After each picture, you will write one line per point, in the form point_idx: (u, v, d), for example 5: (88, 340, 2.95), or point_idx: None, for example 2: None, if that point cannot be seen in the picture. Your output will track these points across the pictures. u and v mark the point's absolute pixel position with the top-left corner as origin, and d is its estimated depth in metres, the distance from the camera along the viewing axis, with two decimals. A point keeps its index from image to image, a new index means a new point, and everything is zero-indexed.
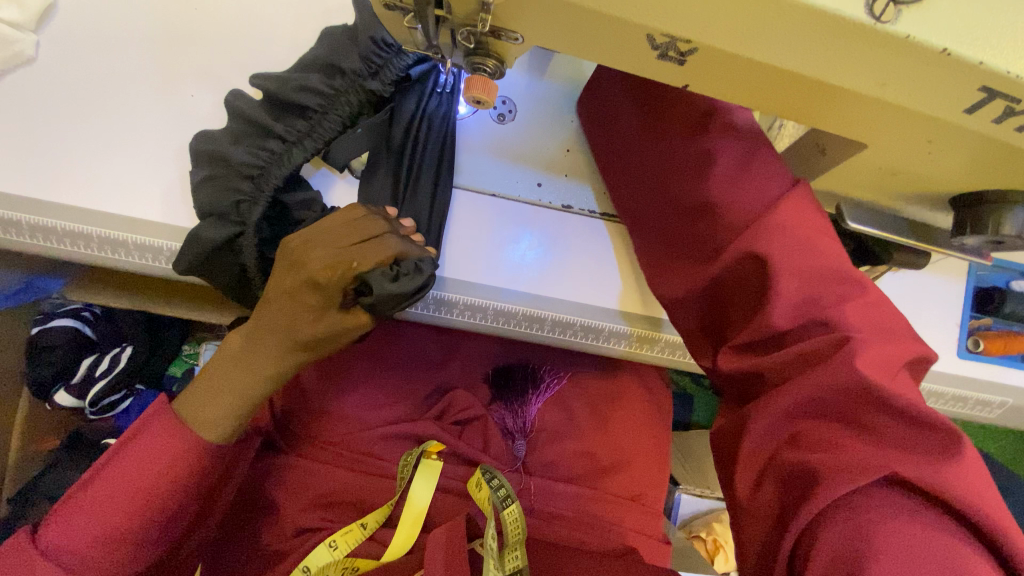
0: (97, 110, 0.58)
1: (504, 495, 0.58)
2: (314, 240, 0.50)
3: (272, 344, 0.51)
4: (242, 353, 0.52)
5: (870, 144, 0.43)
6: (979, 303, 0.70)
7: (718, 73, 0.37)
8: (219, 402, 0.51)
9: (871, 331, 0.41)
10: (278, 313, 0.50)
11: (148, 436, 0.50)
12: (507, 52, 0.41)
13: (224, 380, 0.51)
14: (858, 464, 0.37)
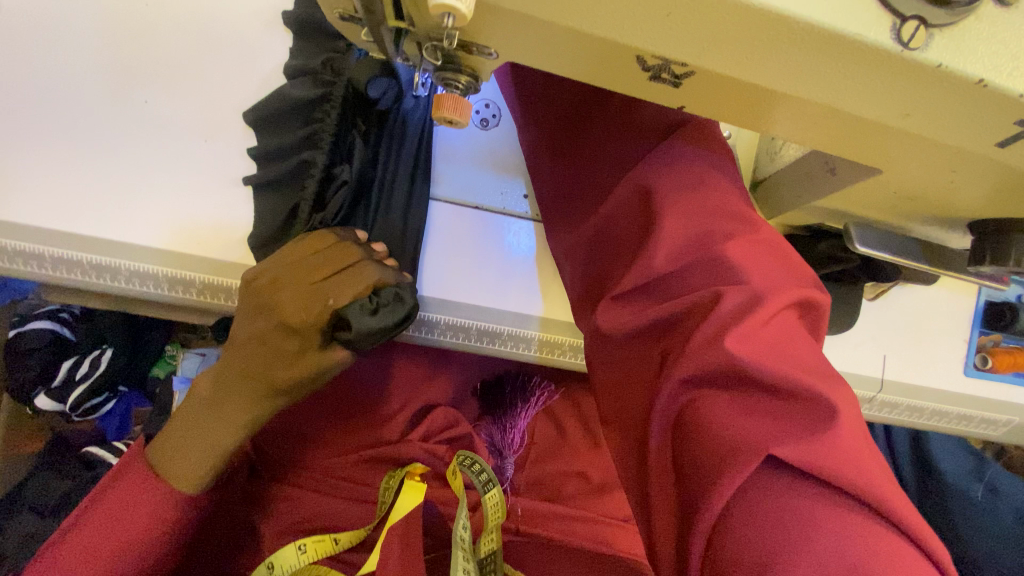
0: (43, 116, 0.53)
1: (485, 480, 0.59)
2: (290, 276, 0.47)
3: (250, 389, 0.47)
4: (214, 398, 0.48)
5: (882, 170, 0.39)
6: (989, 319, 0.66)
7: (717, 97, 0.33)
8: (190, 454, 0.47)
9: (755, 280, 0.38)
10: (255, 356, 0.47)
11: (128, 480, 0.47)
12: (481, 67, 0.37)
13: (200, 426, 0.48)
14: (734, 445, 0.33)
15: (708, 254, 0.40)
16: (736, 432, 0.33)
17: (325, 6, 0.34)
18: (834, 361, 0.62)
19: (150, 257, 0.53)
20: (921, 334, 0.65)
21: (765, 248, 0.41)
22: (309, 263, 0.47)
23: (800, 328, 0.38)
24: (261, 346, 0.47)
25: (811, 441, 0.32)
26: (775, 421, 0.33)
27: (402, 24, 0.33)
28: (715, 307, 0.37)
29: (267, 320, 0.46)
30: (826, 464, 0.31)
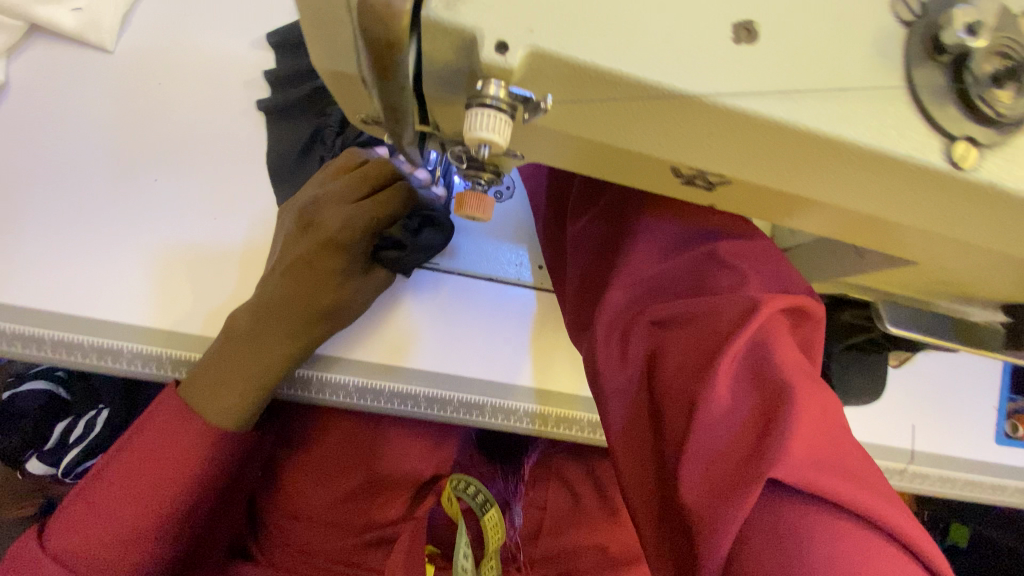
0: (52, 195, 0.52)
1: (481, 502, 0.61)
2: (347, 203, 0.49)
3: (289, 316, 0.47)
4: (256, 328, 0.47)
5: (916, 262, 0.38)
6: (1016, 382, 0.64)
7: (751, 201, 0.32)
8: (231, 386, 0.46)
9: (736, 287, 0.36)
10: (301, 281, 0.47)
11: (150, 431, 0.45)
12: (504, 162, 0.35)
13: (235, 359, 0.47)
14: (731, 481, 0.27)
15: (702, 277, 0.38)
16: (735, 432, 0.28)
17: (349, 112, 0.32)
18: (862, 432, 0.60)
19: (153, 339, 0.51)
20: (947, 401, 0.63)
21: (742, 256, 0.39)
22: (358, 189, 0.49)
23: (791, 336, 0.34)
24: (309, 271, 0.48)
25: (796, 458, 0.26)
26: (756, 392, 0.30)
27: (426, 128, 0.32)
28: (716, 311, 0.34)
29: (312, 238, 0.48)
30: (813, 474, 0.26)
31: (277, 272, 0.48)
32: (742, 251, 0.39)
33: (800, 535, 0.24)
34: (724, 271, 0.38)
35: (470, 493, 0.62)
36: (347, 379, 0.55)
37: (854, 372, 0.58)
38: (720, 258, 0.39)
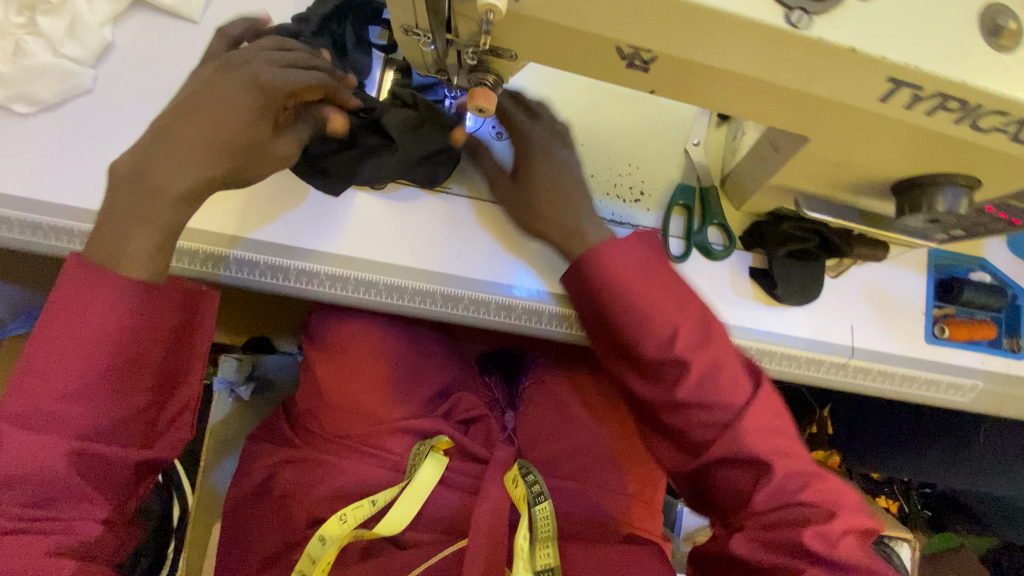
0: (142, 129, 0.65)
1: (537, 492, 0.65)
2: (257, 70, 0.52)
3: (203, 167, 0.50)
4: (152, 172, 0.48)
5: (810, 138, 0.51)
6: (941, 292, 0.76)
7: (676, 79, 0.46)
8: (131, 230, 0.48)
9: (728, 376, 0.54)
10: (203, 128, 0.50)
11: (71, 286, 0.46)
12: (503, 69, 0.50)
13: (124, 205, 0.48)
14: (739, 510, 0.55)
15: (692, 356, 0.53)
16: (717, 458, 0.54)
17: (395, 24, 0.48)
18: (808, 331, 0.72)
19: (225, 245, 0.64)
20: (882, 307, 0.74)
21: (699, 329, 0.55)
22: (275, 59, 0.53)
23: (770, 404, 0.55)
24: (222, 116, 0.50)
25: (805, 489, 0.53)
26: (739, 447, 0.52)
27: (449, 34, 0.46)
28: (720, 395, 0.54)
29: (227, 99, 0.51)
30: (776, 455, 0.53)
31: (187, 118, 0.50)
32: (693, 323, 0.55)
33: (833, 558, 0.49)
34: (704, 405, 0.54)
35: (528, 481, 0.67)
36: (352, 273, 0.66)
37: (795, 275, 0.70)
38: (733, 464, 0.54)
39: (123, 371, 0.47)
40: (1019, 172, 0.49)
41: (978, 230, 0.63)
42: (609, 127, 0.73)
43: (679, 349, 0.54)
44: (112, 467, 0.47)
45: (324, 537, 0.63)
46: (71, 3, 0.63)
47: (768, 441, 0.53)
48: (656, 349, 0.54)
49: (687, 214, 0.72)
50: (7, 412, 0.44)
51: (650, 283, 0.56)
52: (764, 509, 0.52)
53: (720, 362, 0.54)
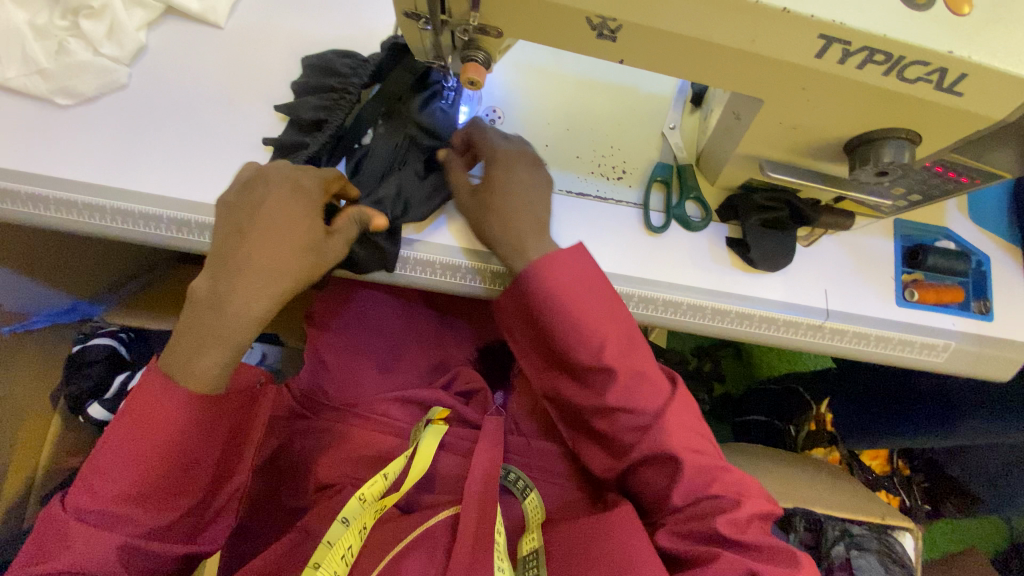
0: (171, 118, 0.72)
1: (522, 486, 0.71)
2: (298, 187, 0.61)
3: (272, 285, 0.57)
4: (211, 298, 0.57)
5: (764, 101, 0.58)
6: (908, 259, 0.81)
7: (641, 46, 0.53)
8: (205, 354, 0.56)
9: (645, 380, 0.62)
10: (277, 244, 0.58)
11: (143, 396, 0.55)
12: (492, 48, 0.57)
13: (200, 329, 0.56)
14: (663, 503, 0.63)
15: (619, 370, 0.61)
16: (642, 454, 0.62)
17: (396, 9, 0.54)
18: (783, 294, 0.76)
19: None
20: (853, 272, 0.79)
21: (623, 350, 0.62)
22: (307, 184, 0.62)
23: (685, 407, 0.64)
24: (281, 242, 0.58)
25: (713, 485, 0.61)
26: (659, 444, 0.61)
27: (444, 16, 0.53)
28: (648, 403, 0.61)
29: (267, 237, 0.58)
30: (687, 452, 0.61)
31: (247, 244, 0.57)
32: (624, 337, 0.63)
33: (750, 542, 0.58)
34: (630, 413, 0.61)
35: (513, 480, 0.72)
36: (411, 253, 0.71)
37: (769, 241, 0.75)
38: (660, 459, 0.62)
39: (182, 477, 0.57)
40: (952, 122, 0.55)
41: (933, 192, 0.68)
42: (592, 114, 0.80)
43: (611, 358, 0.61)
44: (161, 557, 0.56)
45: (347, 518, 0.61)
46: (110, 10, 0.72)
47: (681, 439, 0.62)
48: (586, 363, 0.61)
49: (666, 190, 0.78)
50: (76, 507, 0.53)
51: (583, 295, 0.62)
52: (682, 503, 0.62)
53: (642, 371, 0.62)
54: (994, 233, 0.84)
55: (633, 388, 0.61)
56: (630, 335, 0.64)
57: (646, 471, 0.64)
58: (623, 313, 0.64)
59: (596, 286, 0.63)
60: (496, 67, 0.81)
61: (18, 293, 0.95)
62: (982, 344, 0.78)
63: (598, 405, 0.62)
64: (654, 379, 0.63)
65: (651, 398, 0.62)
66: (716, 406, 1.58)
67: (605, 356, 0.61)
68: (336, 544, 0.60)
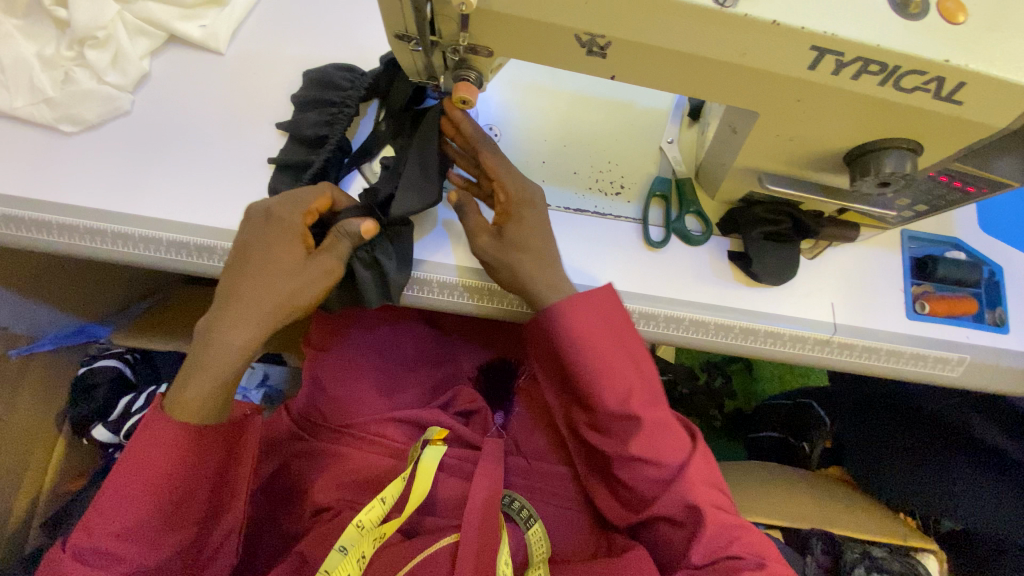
0: (171, 143, 0.73)
1: (526, 516, 0.70)
2: (275, 218, 0.59)
3: (248, 315, 0.57)
4: (205, 340, 0.57)
5: (760, 113, 0.57)
6: (918, 271, 0.79)
7: (631, 62, 0.52)
8: (196, 389, 0.56)
9: (668, 431, 0.63)
10: (264, 282, 0.57)
11: (143, 436, 0.56)
12: (483, 67, 0.57)
13: (195, 366, 0.56)
14: (680, 555, 0.63)
15: (642, 420, 0.62)
16: (665, 508, 0.63)
17: (388, 32, 0.55)
18: (788, 309, 0.75)
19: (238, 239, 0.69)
20: (861, 285, 0.77)
21: (650, 399, 0.63)
22: (296, 208, 0.59)
23: (702, 461, 0.65)
24: (265, 273, 0.58)
25: (733, 544, 0.61)
26: (682, 496, 0.62)
27: (434, 37, 0.54)
28: (670, 459, 0.62)
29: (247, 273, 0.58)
30: (709, 509, 0.61)
31: (242, 280, 0.58)
32: (645, 384, 0.64)
33: None
34: (651, 465, 0.62)
35: (515, 507, 0.71)
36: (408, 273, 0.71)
37: (771, 255, 0.74)
38: (681, 511, 0.62)
39: (180, 506, 0.57)
40: (954, 132, 0.53)
41: (939, 203, 0.67)
42: (589, 130, 0.80)
43: (635, 406, 0.62)
44: None
45: (344, 546, 0.60)
46: (114, 39, 0.74)
47: (706, 497, 0.62)
48: (619, 411, 0.62)
49: (665, 205, 0.77)
50: (74, 547, 0.53)
51: (610, 347, 0.63)
52: (702, 562, 0.60)
53: (664, 421, 0.63)
54: (1006, 241, 0.82)
55: (660, 436, 0.62)
56: (657, 386, 0.65)
57: (667, 523, 0.64)
58: (648, 360, 0.65)
59: (623, 334, 0.64)
60: (492, 85, 0.81)
61: (25, 316, 0.97)
62: (999, 358, 0.75)
63: (622, 454, 0.63)
64: (673, 431, 0.63)
65: (673, 452, 0.63)
66: (728, 423, 1.54)
67: (631, 405, 0.62)
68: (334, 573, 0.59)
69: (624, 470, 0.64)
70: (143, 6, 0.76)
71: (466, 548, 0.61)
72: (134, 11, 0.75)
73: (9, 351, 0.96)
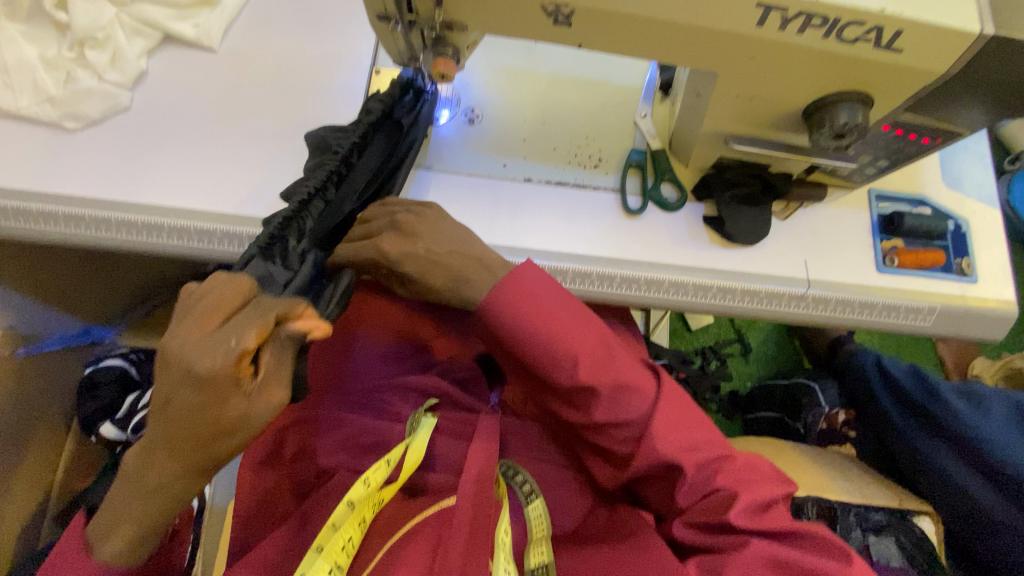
0: (170, 136, 0.77)
1: (528, 492, 0.67)
2: (167, 353, 0.42)
3: (181, 452, 0.44)
4: (135, 474, 0.45)
5: (718, 75, 0.61)
6: (886, 227, 0.82)
7: (595, 30, 0.56)
8: (118, 537, 0.46)
9: (624, 390, 0.63)
10: (182, 421, 0.42)
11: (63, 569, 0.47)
12: (460, 43, 0.61)
13: (123, 507, 0.46)
14: (672, 501, 0.65)
15: (595, 386, 0.62)
16: (642, 465, 0.63)
17: (370, 14, 0.59)
18: (763, 266, 0.78)
19: (236, 221, 0.73)
20: (832, 242, 0.80)
21: (600, 363, 0.63)
22: (210, 303, 0.45)
23: (676, 402, 0.65)
24: (180, 417, 0.42)
25: (718, 477, 0.62)
26: (654, 452, 0.62)
27: (411, 15, 0.58)
28: (634, 417, 0.63)
29: (168, 377, 0.42)
30: (686, 455, 0.62)
31: (162, 406, 0.43)
32: (596, 347, 0.64)
33: (763, 516, 0.60)
34: (619, 427, 0.63)
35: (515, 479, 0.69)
36: None
37: (743, 215, 0.78)
38: (657, 463, 0.62)
39: None
40: (898, 80, 0.57)
41: (899, 155, 0.70)
42: (566, 108, 0.84)
43: (585, 375, 0.62)
44: None
45: (353, 501, 0.57)
46: (112, 40, 0.78)
47: (682, 442, 0.62)
48: (570, 382, 0.62)
49: (641, 174, 0.81)
50: None
51: (554, 311, 0.63)
52: (688, 505, 0.62)
53: (622, 383, 0.63)
54: (970, 195, 0.85)
55: (617, 399, 0.62)
56: (611, 345, 0.65)
57: (659, 476, 0.65)
58: (593, 325, 0.65)
59: (562, 303, 0.64)
60: (472, 69, 0.85)
61: (35, 316, 0.99)
62: (967, 304, 0.79)
63: (587, 416, 0.64)
64: (633, 387, 0.63)
65: (637, 409, 0.63)
66: (724, 404, 1.57)
67: (581, 375, 0.62)
68: (341, 529, 0.56)
69: (593, 431, 0.65)
70: (139, 8, 0.80)
71: (463, 513, 0.58)
72: (131, 13, 0.80)
73: (18, 351, 0.97)
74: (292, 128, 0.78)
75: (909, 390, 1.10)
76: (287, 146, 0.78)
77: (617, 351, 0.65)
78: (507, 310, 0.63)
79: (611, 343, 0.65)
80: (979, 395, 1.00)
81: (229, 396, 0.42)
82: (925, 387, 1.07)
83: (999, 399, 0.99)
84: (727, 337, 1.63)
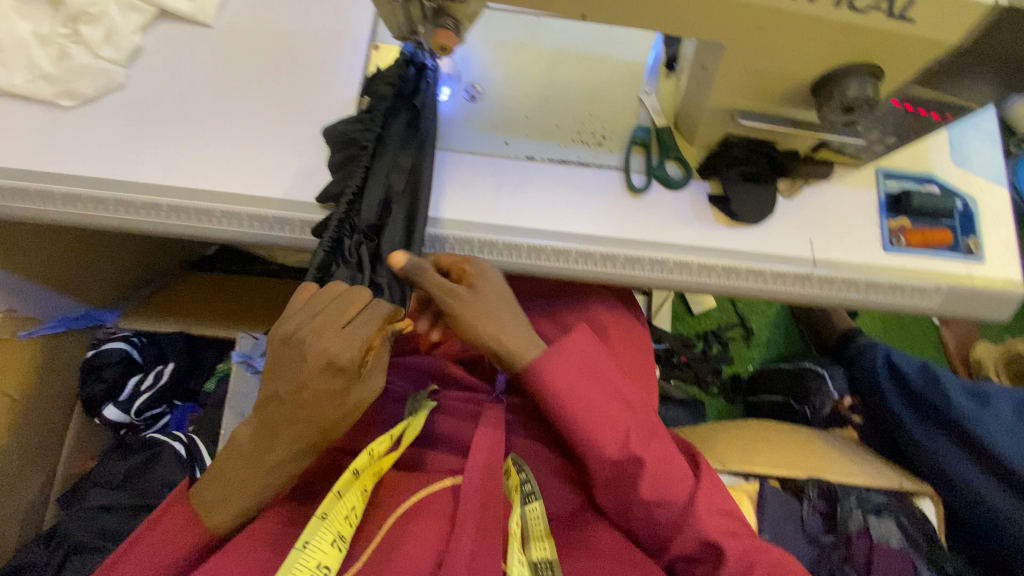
0: (167, 113, 0.76)
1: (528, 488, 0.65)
2: (305, 345, 0.54)
3: (300, 434, 0.56)
4: (257, 448, 0.56)
5: (725, 47, 0.60)
6: (893, 205, 0.81)
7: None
8: (232, 501, 0.57)
9: (668, 466, 0.66)
10: (315, 403, 0.55)
11: (164, 525, 0.56)
12: (461, 15, 0.60)
13: (238, 477, 0.56)
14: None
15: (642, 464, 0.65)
16: (682, 547, 0.64)
17: None
18: (769, 245, 0.77)
19: (235, 200, 0.72)
20: (838, 220, 0.79)
21: (644, 442, 0.66)
22: (334, 307, 0.57)
23: (716, 493, 0.68)
24: (317, 400, 0.55)
25: (755, 569, 0.61)
26: (697, 533, 0.63)
27: None
28: (680, 499, 0.65)
29: (300, 366, 0.54)
30: (727, 539, 0.63)
31: (289, 393, 0.55)
32: (637, 425, 0.67)
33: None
34: (660, 507, 0.64)
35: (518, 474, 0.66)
36: None
37: (749, 193, 0.77)
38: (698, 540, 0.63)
39: None
40: (910, 52, 0.56)
41: (908, 132, 0.69)
42: (569, 85, 0.82)
43: (630, 450, 0.65)
44: None
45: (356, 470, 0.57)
46: (107, 14, 0.76)
47: (722, 527, 0.64)
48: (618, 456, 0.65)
49: (645, 151, 0.80)
50: None
51: (598, 389, 0.67)
52: None
53: (665, 460, 0.66)
54: (979, 174, 0.84)
55: (661, 476, 0.65)
56: (655, 430, 0.69)
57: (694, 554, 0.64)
58: (636, 405, 0.70)
59: (609, 380, 0.68)
60: (473, 45, 0.84)
61: (36, 299, 0.99)
62: (974, 283, 0.78)
63: (631, 495, 0.65)
64: (675, 464, 0.67)
65: (680, 490, 0.65)
66: (726, 387, 1.57)
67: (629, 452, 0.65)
68: (346, 497, 0.57)
69: (632, 509, 0.66)
70: None
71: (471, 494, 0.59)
72: None
73: (19, 334, 0.98)
74: (291, 105, 0.77)
75: (919, 389, 1.10)
76: (286, 123, 0.76)
77: (656, 432, 0.69)
78: (554, 385, 0.66)
79: (653, 425, 0.70)
80: (986, 393, 1.02)
81: (351, 384, 0.56)
82: (931, 382, 1.08)
83: (1003, 396, 1.01)
84: (730, 320, 1.62)
